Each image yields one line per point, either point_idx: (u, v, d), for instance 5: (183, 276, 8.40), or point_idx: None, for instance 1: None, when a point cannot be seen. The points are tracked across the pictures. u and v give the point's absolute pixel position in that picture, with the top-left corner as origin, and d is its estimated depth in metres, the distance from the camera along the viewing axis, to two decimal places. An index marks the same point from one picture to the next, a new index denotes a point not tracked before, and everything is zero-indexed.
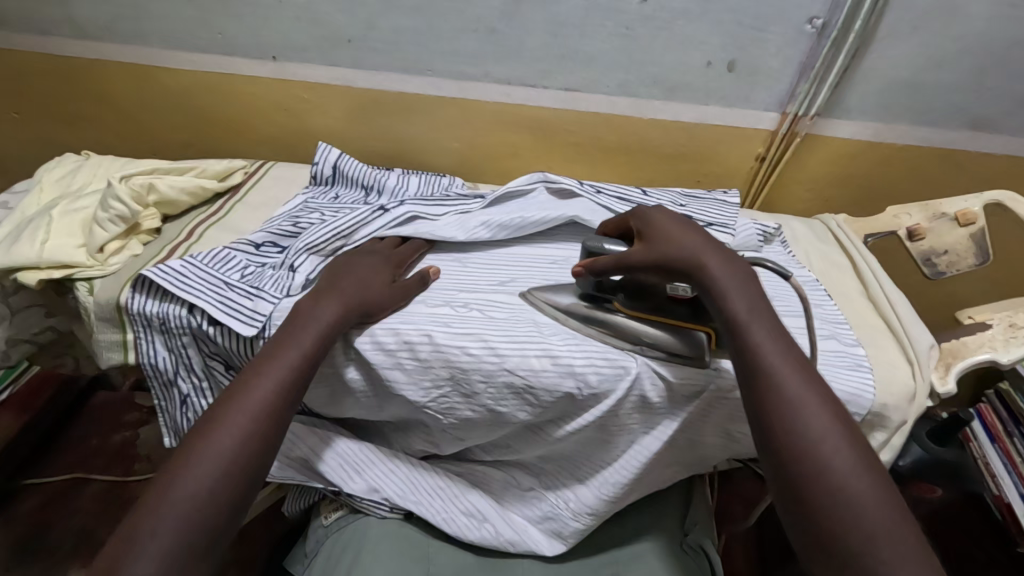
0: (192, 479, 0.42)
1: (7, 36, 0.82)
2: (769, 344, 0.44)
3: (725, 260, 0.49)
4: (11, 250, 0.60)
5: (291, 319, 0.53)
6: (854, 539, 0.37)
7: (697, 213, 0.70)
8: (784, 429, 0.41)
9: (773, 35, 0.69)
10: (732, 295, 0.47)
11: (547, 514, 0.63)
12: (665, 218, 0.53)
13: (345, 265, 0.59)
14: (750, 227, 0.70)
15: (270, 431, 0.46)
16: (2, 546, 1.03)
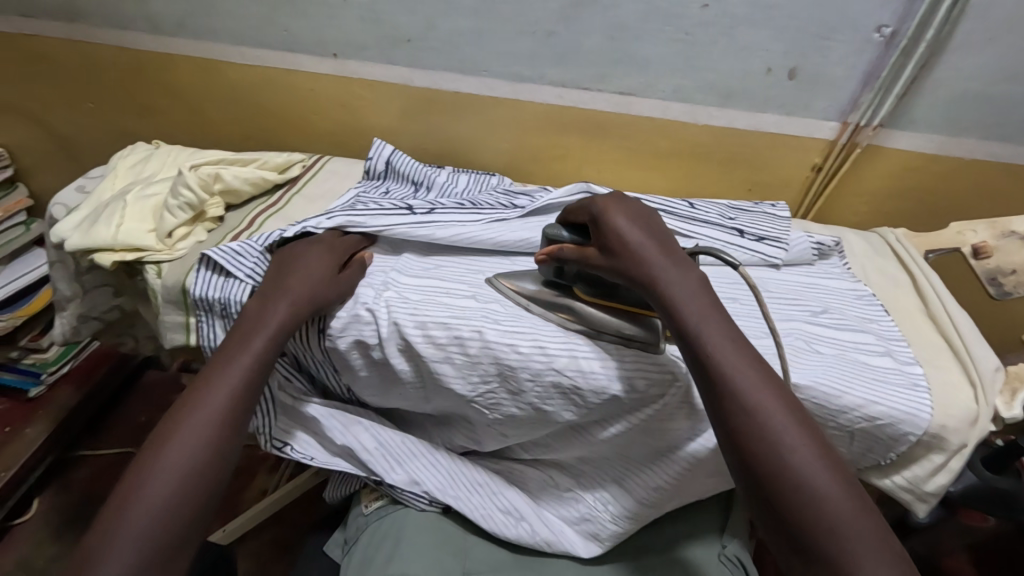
0: (178, 455, 0.44)
1: (87, 30, 0.87)
2: (724, 350, 0.45)
3: (682, 269, 0.49)
4: (89, 232, 0.63)
5: (246, 320, 0.54)
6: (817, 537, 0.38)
7: (748, 226, 0.69)
8: (744, 435, 0.41)
9: (838, 43, 0.68)
10: (686, 308, 0.47)
11: (585, 515, 0.63)
12: (617, 218, 0.53)
13: (298, 252, 0.59)
14: (805, 242, 0.69)
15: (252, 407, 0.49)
16: (58, 510, 1.09)
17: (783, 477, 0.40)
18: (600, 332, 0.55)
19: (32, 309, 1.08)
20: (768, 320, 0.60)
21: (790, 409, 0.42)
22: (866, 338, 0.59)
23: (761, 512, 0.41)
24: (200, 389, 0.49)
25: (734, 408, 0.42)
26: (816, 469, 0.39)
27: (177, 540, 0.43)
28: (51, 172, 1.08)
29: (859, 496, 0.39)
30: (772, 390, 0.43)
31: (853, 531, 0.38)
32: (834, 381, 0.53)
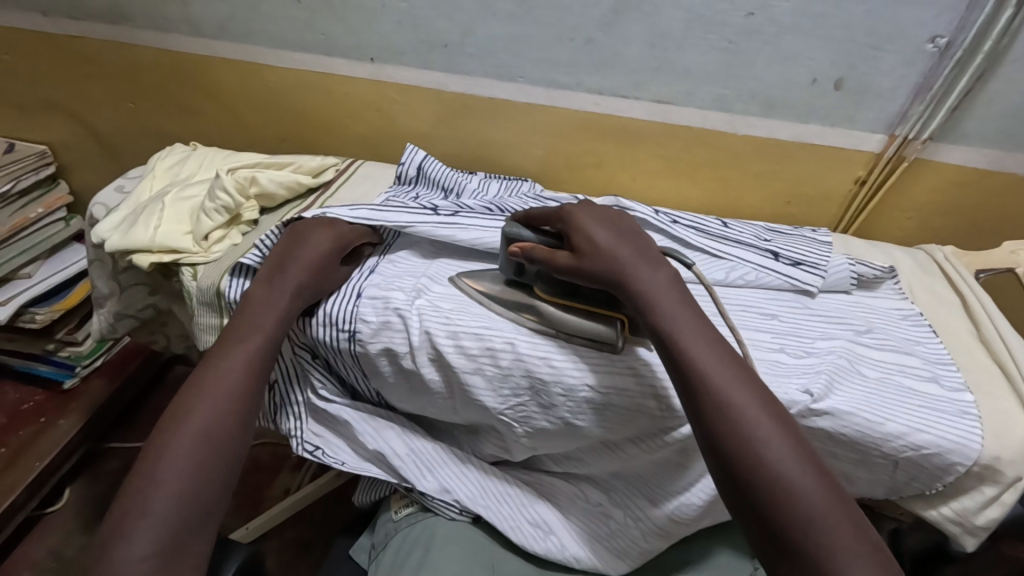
0: (179, 448, 0.46)
1: (131, 32, 0.89)
2: (700, 345, 0.47)
3: (652, 271, 0.52)
4: (128, 233, 0.64)
5: (248, 305, 0.56)
6: (793, 523, 0.39)
7: (784, 249, 0.66)
8: (725, 426, 0.43)
9: (890, 53, 0.65)
10: (658, 302, 0.50)
11: (615, 532, 0.62)
12: (588, 223, 0.55)
13: (302, 236, 0.60)
14: (844, 266, 0.64)
15: (246, 398, 0.51)
16: (90, 500, 1.11)
17: (756, 470, 0.41)
18: (563, 333, 0.55)
19: (69, 302, 1.11)
20: (809, 340, 0.58)
21: (765, 406, 0.44)
22: (910, 361, 0.57)
23: (737, 507, 0.42)
24: (205, 377, 0.50)
25: (709, 404, 0.44)
26: (789, 463, 0.41)
27: (189, 526, 0.44)
28: (92, 170, 1.11)
29: (833, 488, 0.40)
30: (746, 388, 0.45)
31: (831, 524, 0.39)
32: (876, 409, 0.51)
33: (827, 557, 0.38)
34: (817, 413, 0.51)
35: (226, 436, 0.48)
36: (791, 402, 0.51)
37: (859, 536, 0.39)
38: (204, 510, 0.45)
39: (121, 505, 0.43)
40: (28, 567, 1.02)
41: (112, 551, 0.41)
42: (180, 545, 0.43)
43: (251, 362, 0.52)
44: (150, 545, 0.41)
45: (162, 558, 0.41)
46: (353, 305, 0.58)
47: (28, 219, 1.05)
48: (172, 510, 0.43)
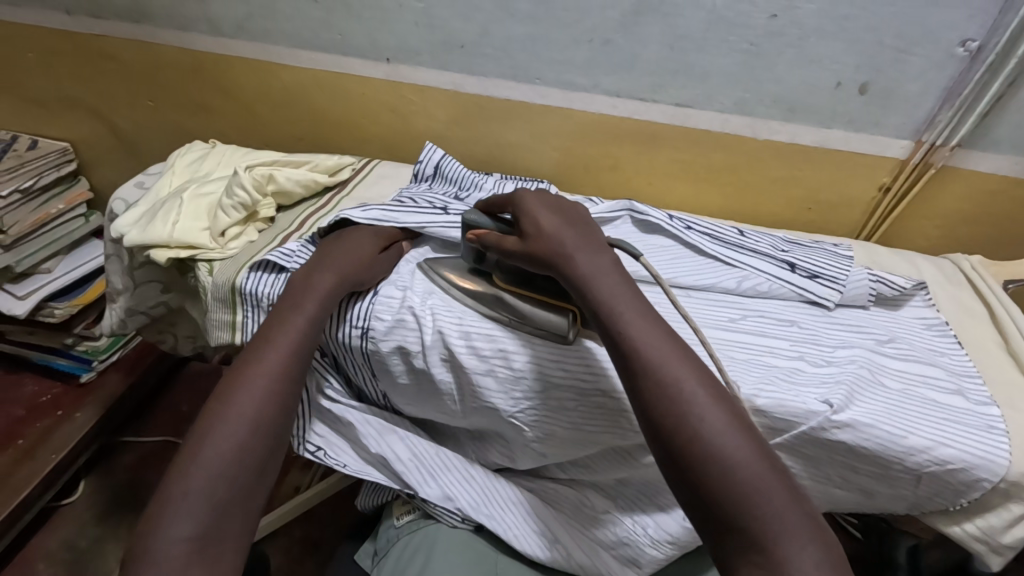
0: (224, 432, 0.46)
1: (152, 31, 0.90)
2: (640, 328, 0.47)
3: (594, 255, 0.52)
4: (147, 228, 0.65)
5: (291, 292, 0.56)
6: (733, 501, 0.39)
7: (801, 260, 0.64)
8: (665, 408, 0.43)
9: (918, 57, 0.64)
10: (598, 284, 0.50)
11: (621, 539, 0.60)
12: (535, 206, 0.55)
13: (338, 238, 0.61)
14: (863, 276, 0.62)
15: (292, 382, 0.51)
16: (103, 492, 1.12)
17: (694, 446, 0.41)
18: (518, 324, 0.55)
19: (86, 298, 1.13)
20: (828, 349, 0.57)
21: (700, 381, 0.44)
22: (934, 373, 0.55)
23: (677, 484, 0.42)
24: (251, 359, 0.51)
25: (649, 382, 0.44)
26: (726, 438, 0.41)
27: (232, 508, 0.44)
28: (111, 167, 1.12)
29: (770, 460, 0.40)
30: (683, 363, 0.44)
31: (769, 494, 0.39)
32: (897, 421, 0.50)
33: (764, 528, 0.38)
34: (836, 425, 0.49)
35: (268, 422, 0.48)
36: (810, 413, 0.49)
37: (795, 505, 0.39)
38: (242, 494, 0.45)
39: (165, 484, 0.44)
40: (41, 557, 1.03)
41: (154, 530, 0.42)
42: (219, 529, 0.43)
43: (293, 349, 0.52)
44: (191, 526, 0.42)
45: (203, 539, 0.42)
46: (369, 304, 0.58)
47: (49, 214, 1.07)
48: (215, 493, 0.44)
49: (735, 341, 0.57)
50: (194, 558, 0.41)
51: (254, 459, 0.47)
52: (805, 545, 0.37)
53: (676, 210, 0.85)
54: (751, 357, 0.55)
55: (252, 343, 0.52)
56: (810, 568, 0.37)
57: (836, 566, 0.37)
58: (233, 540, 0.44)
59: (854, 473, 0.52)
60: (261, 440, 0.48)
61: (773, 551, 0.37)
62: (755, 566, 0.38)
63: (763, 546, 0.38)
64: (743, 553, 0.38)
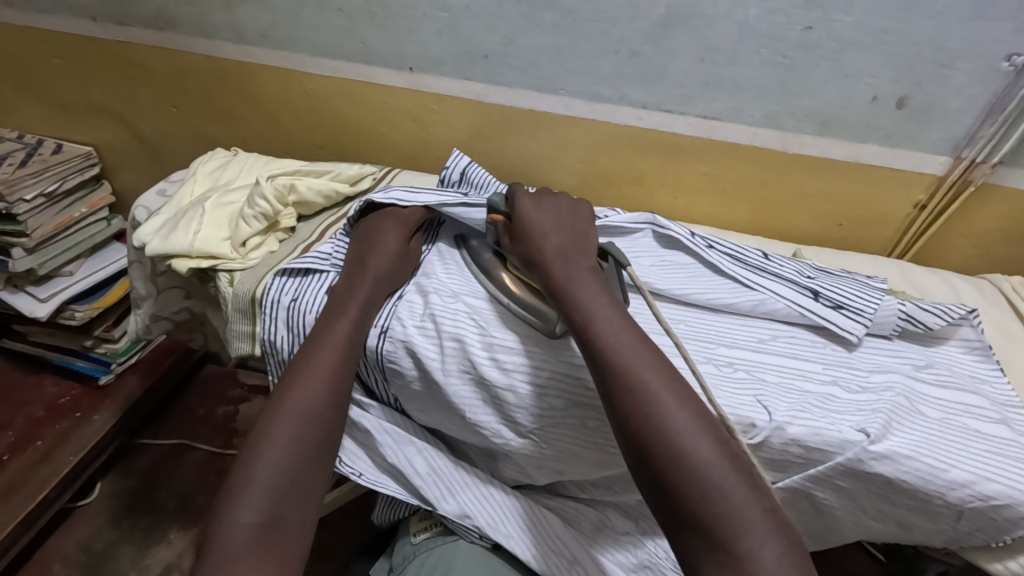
0: (284, 426, 0.48)
1: (176, 38, 0.90)
2: (614, 333, 0.48)
3: (573, 261, 0.54)
4: (169, 237, 0.65)
5: (335, 296, 0.57)
6: (700, 500, 0.40)
7: (826, 288, 0.60)
8: (637, 412, 0.44)
9: (960, 71, 0.63)
10: (574, 289, 0.51)
11: (644, 562, 0.58)
12: (532, 209, 0.58)
13: (372, 228, 0.62)
14: (894, 309, 0.57)
15: (345, 376, 0.53)
16: (119, 494, 1.12)
17: (658, 445, 0.42)
18: (511, 311, 0.56)
19: (107, 300, 1.14)
20: (863, 373, 0.55)
21: (667, 381, 0.45)
22: (976, 402, 0.53)
23: (644, 483, 0.43)
24: (306, 355, 0.52)
25: (616, 383, 0.45)
26: (696, 442, 0.42)
27: (293, 495, 0.47)
28: (132, 173, 1.13)
29: (736, 461, 0.42)
30: (650, 365, 0.46)
31: (730, 491, 0.40)
32: (938, 453, 0.48)
33: (724, 525, 0.39)
34: (872, 456, 0.47)
35: (324, 414, 0.50)
36: (847, 442, 0.48)
37: (756, 502, 0.40)
38: (302, 485, 0.47)
39: (231, 475, 0.47)
40: (58, 559, 1.03)
41: (222, 518, 0.44)
42: (282, 516, 0.45)
43: (346, 343, 0.53)
44: (255, 514, 0.44)
45: (267, 525, 0.45)
46: (392, 306, 0.58)
47: (72, 218, 1.08)
48: (277, 483, 0.46)
49: (765, 363, 0.55)
50: (258, 544, 0.44)
51: (312, 450, 0.49)
52: (766, 541, 0.38)
53: (699, 224, 0.83)
54: (782, 381, 0.53)
55: (309, 339, 0.54)
56: (771, 564, 0.38)
57: (797, 560, 0.38)
58: (295, 527, 0.46)
59: (889, 505, 0.50)
60: (317, 432, 0.50)
61: (734, 547, 0.38)
62: (719, 566, 0.39)
63: (725, 542, 0.39)
64: (707, 552, 0.39)
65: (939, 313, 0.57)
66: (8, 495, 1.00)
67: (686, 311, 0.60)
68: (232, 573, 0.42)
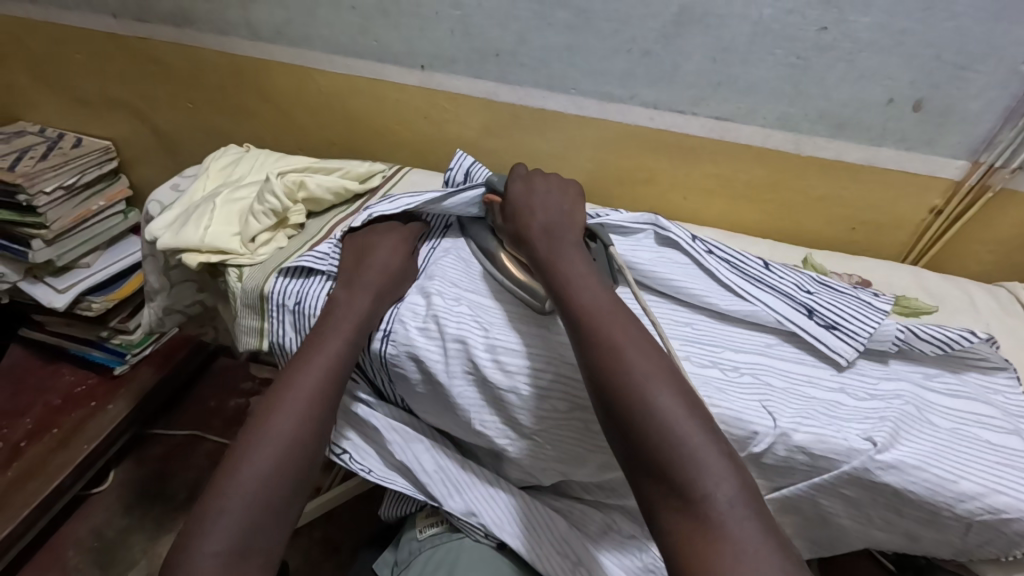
0: (262, 453, 0.47)
1: (194, 35, 0.91)
2: (591, 296, 0.50)
3: (560, 235, 0.56)
4: (180, 233, 0.66)
5: (327, 313, 0.56)
6: (662, 448, 0.41)
7: (824, 307, 0.57)
8: (609, 369, 0.45)
9: (979, 74, 0.61)
10: (557, 256, 0.53)
11: (649, 566, 0.57)
12: (526, 193, 0.59)
13: (367, 245, 0.62)
14: (893, 326, 0.55)
15: (330, 401, 0.52)
16: (132, 483, 1.15)
17: (620, 394, 0.44)
18: (507, 289, 0.58)
19: (123, 292, 1.16)
20: (872, 381, 0.54)
21: (636, 337, 0.47)
22: (989, 412, 0.52)
23: (610, 435, 0.45)
24: (291, 378, 0.52)
25: (586, 340, 0.47)
26: (664, 398, 0.43)
27: (267, 520, 0.46)
28: (148, 168, 1.14)
29: (704, 419, 0.43)
30: (620, 322, 0.48)
31: (687, 436, 0.41)
32: (947, 464, 0.47)
33: (679, 468, 0.40)
34: (882, 466, 0.47)
35: (304, 440, 0.49)
36: (852, 450, 0.47)
37: (714, 448, 0.41)
38: (276, 514, 0.46)
39: (206, 499, 0.46)
40: (71, 545, 1.06)
41: (191, 544, 0.43)
42: (253, 545, 0.45)
43: (333, 368, 0.53)
44: (224, 541, 0.44)
45: (235, 555, 0.44)
46: (396, 309, 0.58)
47: (90, 211, 1.10)
48: (249, 510, 0.45)
49: (772, 367, 0.55)
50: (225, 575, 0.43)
51: (290, 478, 0.48)
52: (720, 482, 0.39)
53: (710, 225, 0.83)
54: (788, 387, 0.53)
55: (296, 357, 0.53)
56: (723, 504, 0.39)
57: (756, 508, 0.39)
58: (263, 556, 0.45)
59: (897, 516, 0.49)
60: (296, 459, 0.48)
61: (689, 489, 0.40)
62: (675, 511, 0.40)
63: (681, 485, 0.40)
64: (665, 497, 0.41)
65: (938, 341, 0.54)
66: (24, 481, 1.02)
67: (692, 314, 0.59)
68: None
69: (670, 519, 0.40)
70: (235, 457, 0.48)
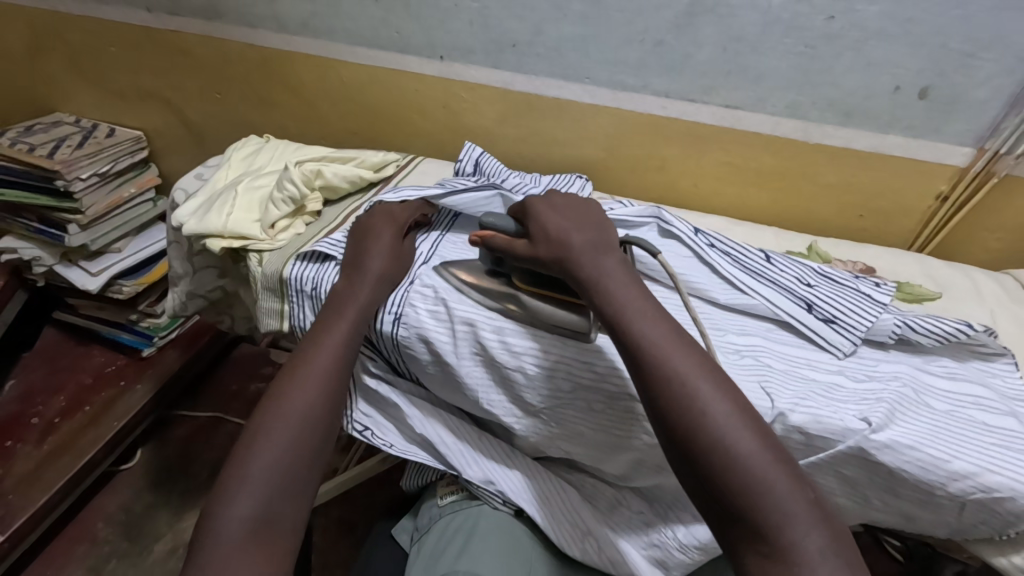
0: (280, 425, 0.50)
1: (222, 28, 0.94)
2: (649, 328, 0.47)
3: (602, 256, 0.53)
4: (204, 219, 0.69)
5: (334, 297, 0.59)
6: (748, 496, 0.40)
7: (823, 299, 0.58)
8: (683, 411, 0.43)
9: (984, 62, 0.62)
10: (607, 282, 0.51)
11: (652, 541, 0.58)
12: (543, 213, 0.56)
13: (366, 227, 0.63)
14: (892, 318, 0.56)
15: (342, 376, 0.55)
16: (158, 461, 1.20)
17: (697, 440, 0.42)
18: (544, 322, 0.55)
19: (151, 277, 1.20)
20: (871, 364, 0.55)
21: (706, 374, 0.45)
22: (985, 394, 0.53)
23: (683, 474, 0.43)
24: (304, 356, 0.55)
25: (652, 377, 0.45)
26: (744, 441, 0.41)
27: (289, 490, 0.48)
28: (176, 158, 1.18)
29: (784, 460, 0.41)
30: (689, 357, 0.45)
31: (773, 483, 0.40)
32: (941, 444, 0.48)
33: (766, 518, 0.39)
34: (877, 446, 0.48)
35: (318, 414, 0.52)
36: (848, 430, 0.48)
37: (800, 494, 0.40)
38: (296, 483, 0.49)
39: (228, 471, 0.48)
40: (101, 518, 1.11)
41: (218, 510, 0.45)
42: (275, 512, 0.46)
43: (342, 346, 0.55)
44: (249, 508, 0.46)
45: (263, 523, 0.46)
46: (405, 292, 0.60)
47: (121, 198, 1.14)
48: (271, 480, 0.47)
49: (773, 350, 0.56)
50: (249, 540, 0.44)
51: (308, 451, 0.50)
52: (809, 532, 0.38)
53: (720, 213, 0.83)
54: (788, 369, 0.54)
55: (308, 337, 0.56)
56: (815, 554, 0.38)
57: (843, 552, 0.38)
58: (289, 525, 0.47)
59: (886, 494, 0.51)
60: (312, 432, 0.51)
61: (778, 540, 0.38)
62: (761, 558, 0.39)
63: (768, 532, 0.39)
64: (751, 547, 0.39)
65: (937, 335, 0.55)
66: (58, 455, 1.07)
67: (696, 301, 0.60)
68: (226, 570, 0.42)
69: (757, 567, 0.39)
70: (256, 435, 0.49)
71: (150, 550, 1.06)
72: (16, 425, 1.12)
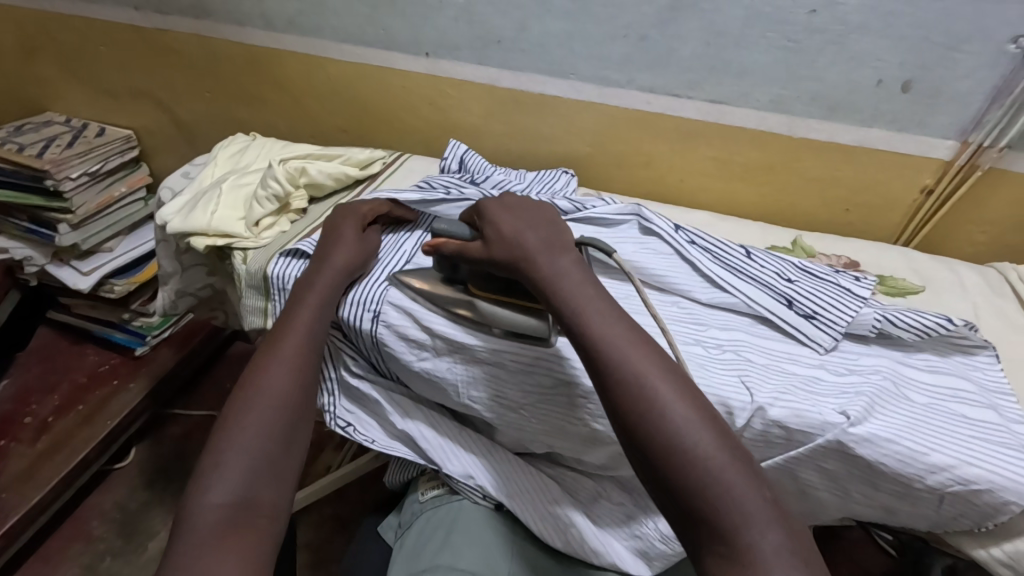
0: (254, 413, 0.50)
1: (211, 27, 0.94)
2: (606, 329, 0.47)
3: (556, 255, 0.52)
4: (189, 217, 0.69)
5: (298, 292, 0.59)
6: (705, 497, 0.39)
7: (804, 295, 0.58)
8: (640, 413, 0.43)
9: (966, 54, 0.62)
10: (562, 283, 0.50)
11: (633, 532, 0.58)
12: (497, 213, 0.56)
13: (336, 226, 0.63)
14: (873, 313, 0.56)
15: (313, 365, 0.55)
16: (153, 459, 1.20)
17: (658, 441, 0.42)
18: (500, 327, 0.55)
19: (144, 276, 1.21)
20: (853, 358, 0.55)
21: (665, 374, 0.44)
22: (965, 387, 0.53)
23: (644, 476, 0.43)
24: (274, 345, 0.55)
25: (610, 379, 0.45)
26: (703, 441, 0.41)
27: (266, 475, 0.48)
28: (167, 156, 1.18)
29: (743, 459, 0.41)
30: (648, 357, 0.45)
31: (731, 483, 0.39)
32: (919, 437, 0.48)
33: (721, 518, 0.39)
34: (856, 439, 0.48)
35: (291, 402, 0.52)
36: (827, 424, 0.48)
37: (756, 492, 0.39)
38: (276, 469, 0.49)
39: (203, 460, 0.48)
40: (96, 516, 1.12)
41: (195, 499, 0.45)
42: (254, 498, 0.46)
43: (311, 336, 0.56)
44: (228, 494, 0.46)
45: (241, 506, 0.46)
46: (382, 289, 0.60)
47: (113, 197, 1.15)
48: (249, 466, 0.47)
49: (754, 345, 0.56)
50: (229, 525, 0.44)
51: (282, 439, 0.50)
52: (766, 531, 0.38)
53: (707, 207, 0.83)
54: (769, 363, 0.54)
55: (275, 330, 0.57)
56: (771, 553, 0.37)
57: (800, 550, 0.38)
58: (268, 506, 0.47)
59: (866, 488, 0.51)
60: (286, 419, 0.51)
61: (734, 540, 0.38)
62: (720, 559, 0.38)
63: (724, 532, 0.39)
64: (712, 549, 0.39)
65: (917, 329, 0.55)
66: (52, 453, 1.08)
67: (679, 298, 0.60)
68: (205, 555, 0.42)
69: (715, 568, 0.39)
70: (227, 425, 0.50)
71: (144, 547, 1.07)
72: (10, 425, 1.12)
